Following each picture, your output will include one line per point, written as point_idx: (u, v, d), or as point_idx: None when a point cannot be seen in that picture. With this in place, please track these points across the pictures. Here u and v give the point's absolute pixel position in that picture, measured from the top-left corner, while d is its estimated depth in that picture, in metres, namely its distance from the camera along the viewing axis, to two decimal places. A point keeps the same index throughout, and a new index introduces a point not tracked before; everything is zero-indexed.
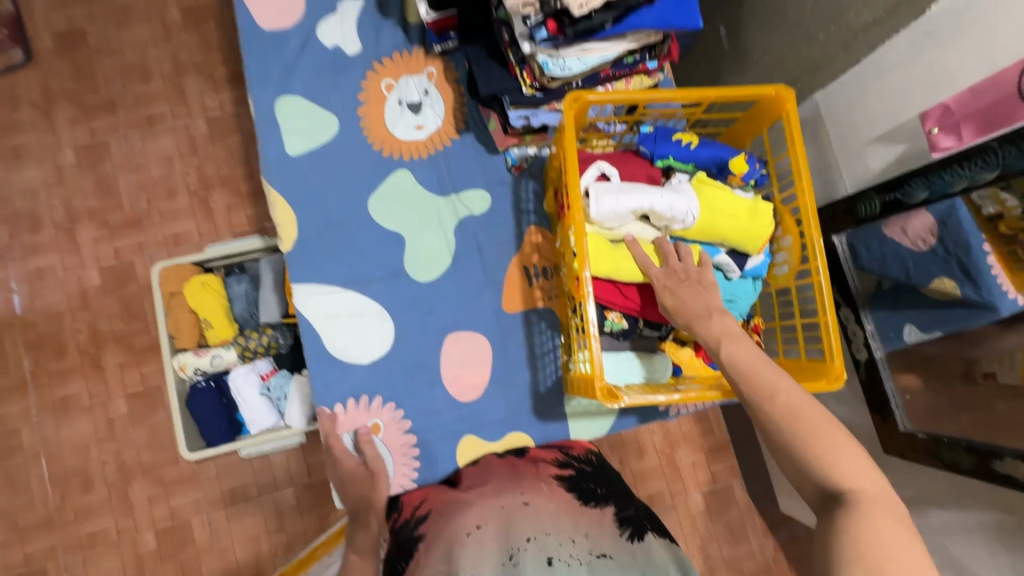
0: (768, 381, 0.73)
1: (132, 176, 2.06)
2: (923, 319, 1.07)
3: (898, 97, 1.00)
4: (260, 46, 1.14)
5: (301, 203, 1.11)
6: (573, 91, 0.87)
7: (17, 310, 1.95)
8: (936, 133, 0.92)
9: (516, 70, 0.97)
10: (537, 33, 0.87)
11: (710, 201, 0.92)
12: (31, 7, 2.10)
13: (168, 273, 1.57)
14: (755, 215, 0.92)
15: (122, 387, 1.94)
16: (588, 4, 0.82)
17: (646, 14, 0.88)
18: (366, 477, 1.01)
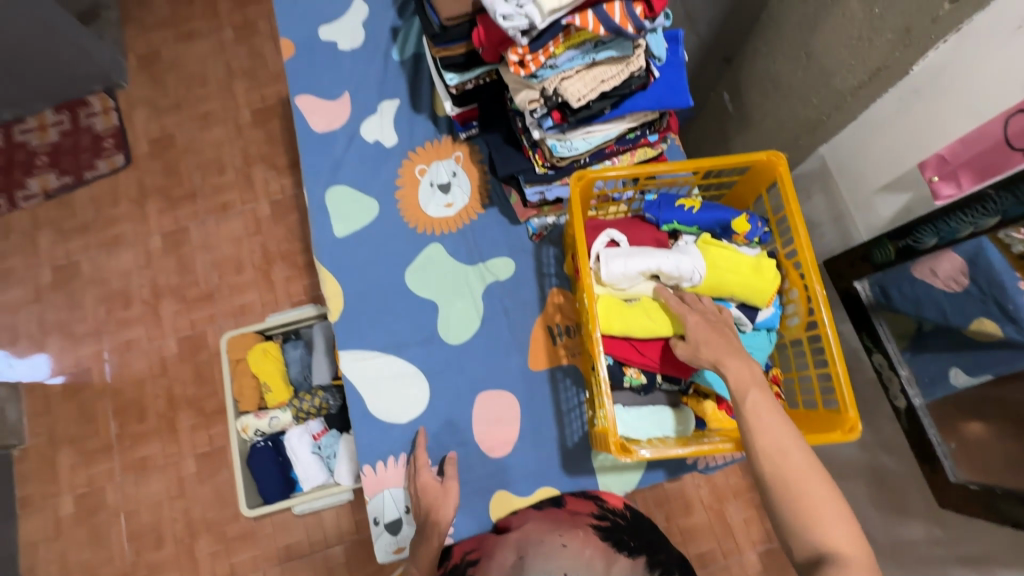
0: (778, 441, 0.78)
1: (207, 256, 2.33)
2: (970, 363, 1.02)
3: (899, 148, 1.03)
4: (314, 145, 1.34)
5: (347, 278, 1.25)
6: (577, 170, 0.97)
7: (108, 378, 2.21)
8: (936, 181, 0.96)
9: (529, 152, 1.09)
10: (544, 122, 0.99)
11: (717, 259, 0.98)
12: (133, 120, 2.51)
13: (235, 341, 1.76)
14: (761, 270, 0.97)
15: (192, 447, 2.12)
16: (585, 97, 0.93)
17: (640, 98, 0.98)
18: (441, 493, 1.07)
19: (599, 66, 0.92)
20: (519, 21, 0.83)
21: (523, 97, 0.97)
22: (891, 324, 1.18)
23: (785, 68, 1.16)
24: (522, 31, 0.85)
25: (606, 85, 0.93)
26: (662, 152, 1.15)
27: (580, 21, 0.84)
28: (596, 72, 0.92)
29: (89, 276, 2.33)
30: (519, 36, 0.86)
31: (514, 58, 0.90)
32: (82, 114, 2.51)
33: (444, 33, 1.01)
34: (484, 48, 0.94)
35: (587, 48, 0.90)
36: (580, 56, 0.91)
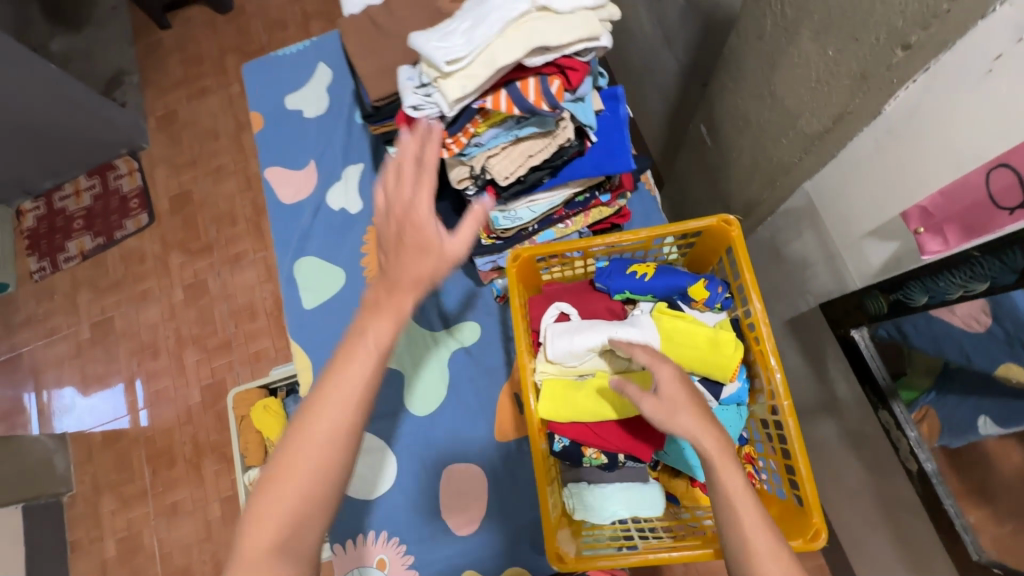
0: (762, 543, 0.65)
1: (224, 304, 2.44)
2: (1003, 413, 0.90)
3: (880, 193, 0.91)
4: (283, 217, 1.36)
5: (316, 351, 1.26)
6: (513, 248, 0.94)
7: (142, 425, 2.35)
8: (923, 234, 0.83)
9: (475, 221, 1.05)
10: (480, 197, 0.96)
11: (671, 331, 0.90)
12: (155, 179, 2.66)
13: (240, 397, 1.83)
14: (721, 342, 0.87)
15: (217, 491, 2.22)
16: (514, 174, 0.89)
17: (578, 165, 0.93)
18: (427, 252, 0.74)
19: (525, 141, 0.87)
20: (429, 109, 0.81)
21: (456, 175, 0.93)
22: (912, 363, 1.05)
23: (751, 107, 1.06)
24: (435, 118, 0.82)
25: (534, 160, 0.88)
26: (621, 208, 1.08)
27: (491, 104, 0.80)
28: (524, 147, 0.87)
29: (122, 330, 2.49)
30: (434, 122, 0.83)
31: (434, 142, 0.85)
32: (111, 177, 2.69)
33: (377, 113, 0.99)
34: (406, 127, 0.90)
35: (509, 124, 0.85)
36: (503, 133, 0.86)
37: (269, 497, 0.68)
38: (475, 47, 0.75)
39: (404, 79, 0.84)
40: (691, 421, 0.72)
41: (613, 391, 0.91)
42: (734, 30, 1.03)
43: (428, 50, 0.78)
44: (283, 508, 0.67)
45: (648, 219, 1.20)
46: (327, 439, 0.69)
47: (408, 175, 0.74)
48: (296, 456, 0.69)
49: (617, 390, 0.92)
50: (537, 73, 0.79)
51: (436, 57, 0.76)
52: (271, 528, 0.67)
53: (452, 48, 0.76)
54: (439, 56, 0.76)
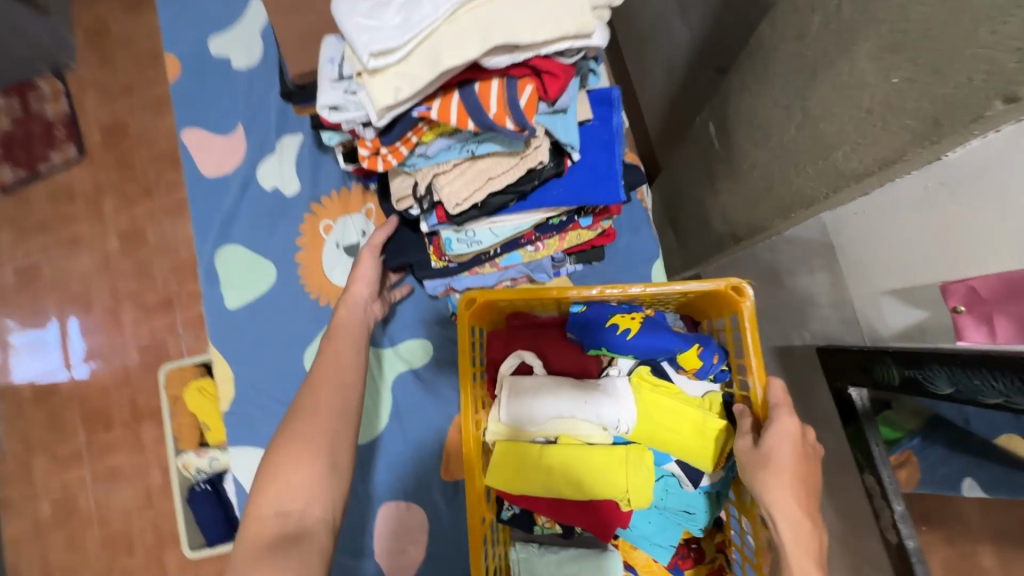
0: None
1: (165, 255, 2.11)
2: (993, 478, 0.81)
3: (918, 252, 0.74)
4: (204, 194, 1.14)
5: (238, 360, 1.09)
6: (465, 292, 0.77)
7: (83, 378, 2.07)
8: (962, 313, 0.69)
9: (426, 239, 0.85)
10: (428, 219, 0.75)
11: (653, 411, 0.74)
12: (83, 102, 2.17)
13: (171, 375, 1.67)
14: (711, 431, 0.73)
15: (159, 459, 2.02)
16: (468, 199, 0.68)
17: (552, 190, 0.73)
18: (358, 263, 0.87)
19: (484, 159, 0.67)
20: (352, 112, 0.60)
21: (396, 189, 0.73)
22: (898, 413, 0.89)
23: (774, 119, 0.86)
24: (362, 123, 0.62)
25: (494, 184, 0.67)
26: (605, 229, 0.90)
27: (437, 113, 0.59)
28: (483, 166, 0.67)
29: (50, 278, 2.13)
30: (361, 127, 0.62)
31: (363, 152, 0.65)
32: (32, 100, 2.18)
33: (301, 91, 0.76)
34: None
35: (464, 136, 0.65)
36: (456, 147, 0.66)
37: (266, 492, 0.65)
38: (412, 34, 0.53)
39: (324, 65, 0.62)
40: (781, 500, 0.63)
41: (577, 468, 0.75)
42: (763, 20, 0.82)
43: (349, 28, 0.55)
44: (284, 495, 0.65)
45: (637, 237, 1.02)
46: (324, 419, 0.70)
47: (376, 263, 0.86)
48: (292, 442, 0.68)
49: (584, 467, 0.75)
50: (503, 74, 0.58)
51: (357, 42, 0.53)
52: (275, 519, 0.64)
53: (379, 30, 0.54)
54: (362, 42, 0.53)
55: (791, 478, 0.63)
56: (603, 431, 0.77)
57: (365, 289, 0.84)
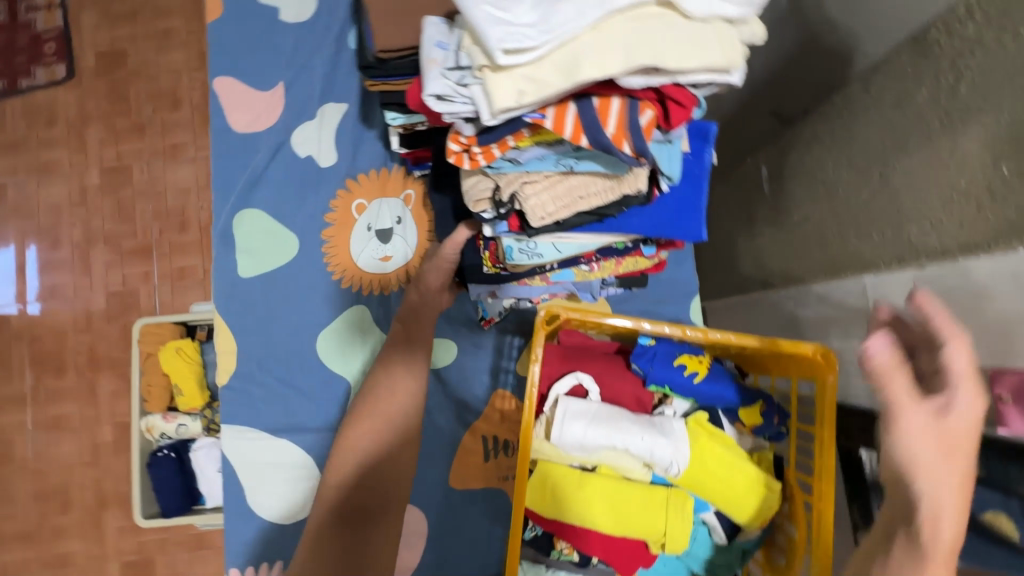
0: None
1: (148, 195, 1.78)
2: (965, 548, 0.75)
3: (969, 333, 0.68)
4: (230, 149, 1.06)
5: (245, 333, 1.02)
6: (543, 308, 0.74)
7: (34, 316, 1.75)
8: (1006, 403, 0.64)
9: (481, 243, 0.80)
10: (497, 226, 0.70)
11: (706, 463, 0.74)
12: (81, 19, 1.82)
13: (147, 331, 1.53)
14: (758, 489, 0.74)
15: (112, 414, 1.72)
16: (553, 216, 0.65)
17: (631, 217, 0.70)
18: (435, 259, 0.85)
19: (577, 177, 0.63)
20: (460, 105, 0.55)
21: (472, 192, 0.67)
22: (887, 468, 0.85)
23: (844, 178, 0.86)
24: (465, 117, 0.57)
25: (584, 203, 0.65)
26: (660, 259, 0.88)
27: (552, 122, 0.55)
28: (575, 185, 0.64)
29: (15, 204, 1.78)
30: (462, 121, 0.57)
31: (456, 148, 0.60)
32: (23, 8, 1.83)
33: (381, 66, 0.69)
34: (414, 105, 0.63)
35: (563, 150, 0.61)
36: (552, 160, 0.62)
37: (338, 463, 0.78)
38: (552, 35, 0.49)
39: (429, 47, 0.57)
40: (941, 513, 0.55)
41: (615, 500, 0.77)
42: (850, 82, 0.83)
43: (476, 14, 0.50)
44: (353, 469, 0.77)
45: (681, 268, 1.01)
46: (398, 406, 0.81)
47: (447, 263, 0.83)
48: (367, 424, 0.79)
49: (622, 504, 0.77)
50: (627, 94, 0.55)
51: (489, 35, 0.49)
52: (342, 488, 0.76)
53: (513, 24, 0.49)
54: (496, 36, 0.49)
55: (962, 490, 0.55)
56: (644, 470, 0.78)
57: (438, 280, 0.86)
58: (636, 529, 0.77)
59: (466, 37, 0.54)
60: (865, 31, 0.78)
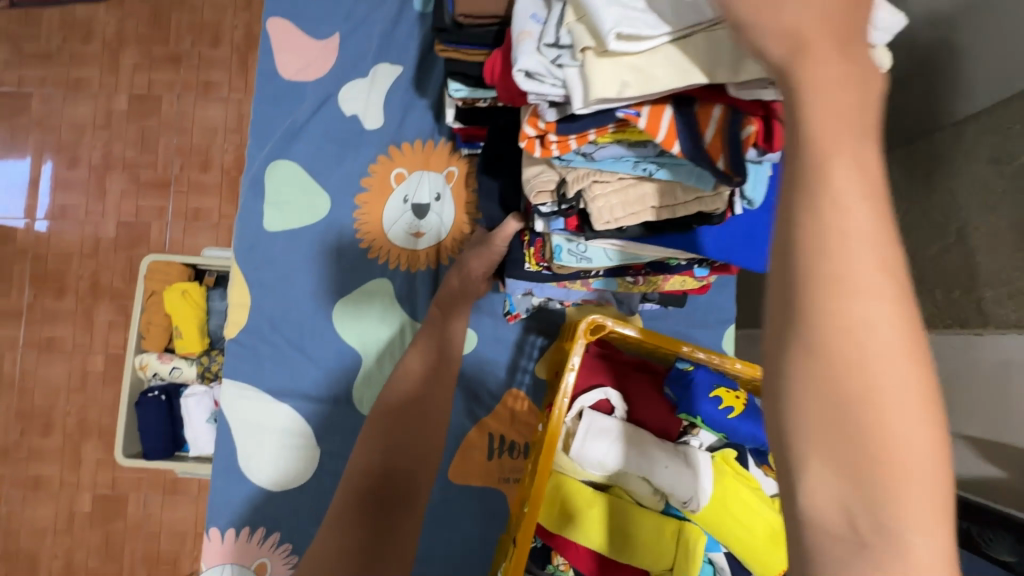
0: (886, 345, 0.27)
1: (174, 127, 1.67)
2: None
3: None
4: (274, 95, 1.01)
5: (261, 288, 0.98)
6: (588, 315, 0.69)
7: (38, 234, 1.65)
8: None
9: (525, 239, 0.76)
10: (552, 223, 0.65)
11: (727, 500, 0.71)
12: None
13: (156, 267, 1.46)
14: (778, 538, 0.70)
15: (106, 345, 1.64)
16: (618, 221, 0.61)
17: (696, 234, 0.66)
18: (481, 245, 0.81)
19: (652, 185, 0.59)
20: (549, 86, 0.50)
21: (533, 182, 0.62)
22: None
23: (913, 227, 0.81)
24: (550, 101, 0.52)
25: (653, 214, 0.61)
26: (707, 282, 0.83)
27: (645, 122, 0.50)
28: (647, 194, 0.59)
29: (37, 116, 1.67)
30: (546, 105, 0.52)
31: (531, 132, 0.55)
32: None
33: (455, 32, 0.66)
34: (493, 82, 0.59)
35: (645, 152, 0.56)
36: (632, 161, 0.57)
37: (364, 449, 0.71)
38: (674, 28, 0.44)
39: (523, 21, 0.52)
40: (833, 80, 0.28)
41: (626, 523, 0.73)
42: (935, 130, 0.78)
43: None
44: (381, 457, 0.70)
45: (722, 294, 0.96)
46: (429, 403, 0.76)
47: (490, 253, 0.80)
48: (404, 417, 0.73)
49: (631, 529, 0.73)
50: (730, 105, 0.51)
51: (603, 15, 0.44)
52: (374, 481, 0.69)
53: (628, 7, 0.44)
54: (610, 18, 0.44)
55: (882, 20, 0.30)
56: (658, 498, 0.75)
57: (480, 268, 0.83)
58: (642, 558, 0.73)
59: (567, 11, 0.48)
60: (962, 79, 0.73)
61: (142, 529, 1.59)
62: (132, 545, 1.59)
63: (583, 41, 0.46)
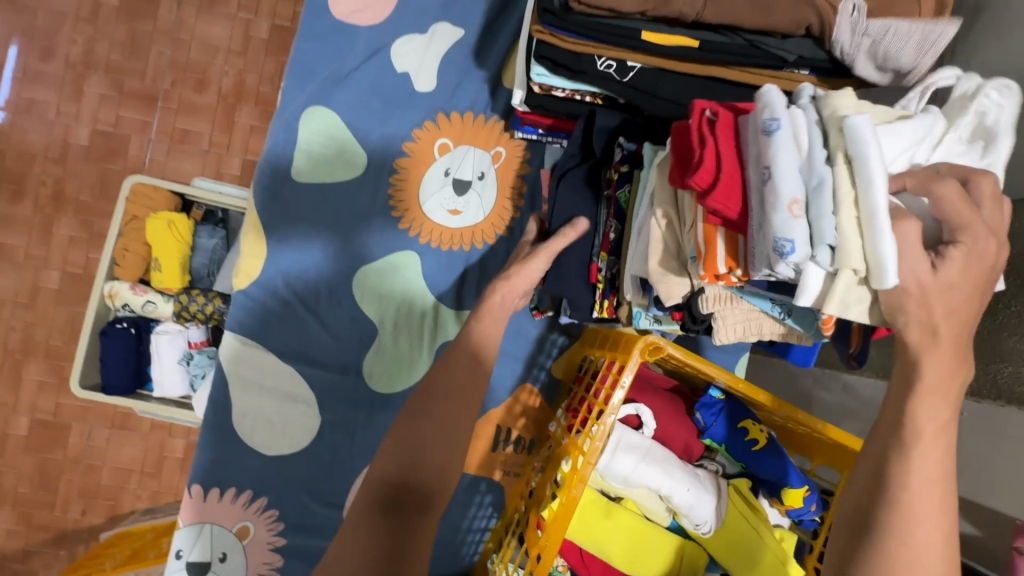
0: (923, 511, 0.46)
1: (171, 36, 1.47)
2: None
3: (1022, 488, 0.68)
4: (320, 34, 0.93)
5: (278, 239, 0.92)
6: (648, 335, 0.68)
7: None
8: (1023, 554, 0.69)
9: (596, 290, 0.78)
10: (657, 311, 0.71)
11: (732, 523, 0.74)
12: None
13: (140, 191, 1.31)
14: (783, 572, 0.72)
15: (62, 262, 1.46)
16: (740, 337, 0.65)
17: (794, 350, 0.76)
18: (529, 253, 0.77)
19: (769, 320, 0.64)
20: (785, 270, 0.47)
21: (670, 293, 0.62)
22: None
23: None
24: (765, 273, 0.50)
25: (767, 335, 0.65)
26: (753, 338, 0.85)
27: None
28: (763, 326, 0.65)
29: None
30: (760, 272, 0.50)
31: (719, 270, 0.54)
32: None
33: (561, 16, 0.66)
34: (699, 186, 0.51)
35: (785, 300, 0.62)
36: (771, 300, 0.62)
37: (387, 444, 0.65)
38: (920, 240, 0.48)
39: (789, 182, 0.46)
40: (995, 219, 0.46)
41: (636, 538, 0.75)
42: None
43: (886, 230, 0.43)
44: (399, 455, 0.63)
45: None
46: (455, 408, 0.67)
47: (541, 261, 0.76)
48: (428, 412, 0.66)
49: (639, 543, 0.75)
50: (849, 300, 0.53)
51: (890, 265, 0.43)
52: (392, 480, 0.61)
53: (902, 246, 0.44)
54: (896, 262, 0.43)
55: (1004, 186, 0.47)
56: (666, 515, 0.78)
57: (523, 285, 0.76)
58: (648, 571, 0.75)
59: (845, 206, 0.44)
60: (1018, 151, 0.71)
61: (82, 462, 1.46)
62: (68, 476, 1.45)
63: (851, 261, 0.44)
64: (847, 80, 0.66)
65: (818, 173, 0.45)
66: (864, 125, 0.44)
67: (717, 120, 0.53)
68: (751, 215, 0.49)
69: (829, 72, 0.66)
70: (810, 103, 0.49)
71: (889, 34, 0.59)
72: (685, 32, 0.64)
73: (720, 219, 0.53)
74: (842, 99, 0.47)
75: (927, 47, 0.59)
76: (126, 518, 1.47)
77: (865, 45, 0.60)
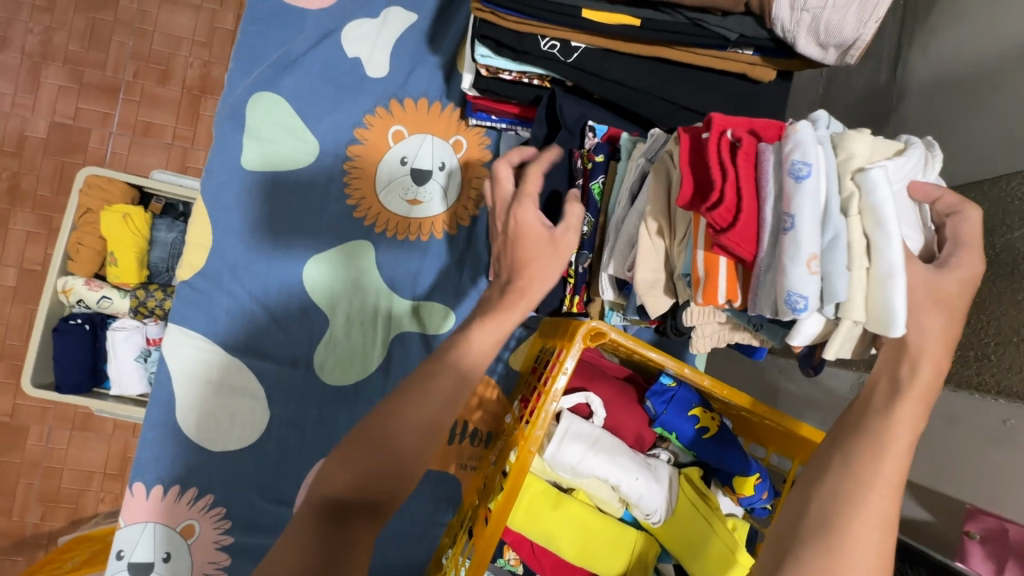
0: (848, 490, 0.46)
1: (131, 25, 1.42)
2: None
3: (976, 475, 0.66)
4: (269, 19, 0.91)
5: (224, 229, 0.89)
6: (590, 320, 0.67)
7: None
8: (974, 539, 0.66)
9: (567, 284, 0.76)
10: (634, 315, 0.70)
11: (681, 512, 0.73)
12: None
13: (93, 183, 1.26)
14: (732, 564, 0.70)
15: (18, 259, 1.41)
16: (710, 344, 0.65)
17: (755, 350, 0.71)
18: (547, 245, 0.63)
19: (744, 333, 0.63)
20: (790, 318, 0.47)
21: (657, 306, 0.61)
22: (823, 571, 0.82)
23: None
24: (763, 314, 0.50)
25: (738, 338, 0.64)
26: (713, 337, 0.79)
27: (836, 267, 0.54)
28: (737, 338, 0.64)
29: None
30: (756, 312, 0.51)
31: (717, 301, 0.51)
32: None
33: None
34: (717, 222, 0.47)
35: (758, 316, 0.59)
36: (750, 317, 0.59)
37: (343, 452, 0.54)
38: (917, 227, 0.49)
39: (812, 232, 0.44)
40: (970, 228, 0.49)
41: (586, 531, 0.73)
42: None
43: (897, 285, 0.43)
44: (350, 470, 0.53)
45: None
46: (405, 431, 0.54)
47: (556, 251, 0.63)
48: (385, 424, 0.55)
49: (588, 535, 0.74)
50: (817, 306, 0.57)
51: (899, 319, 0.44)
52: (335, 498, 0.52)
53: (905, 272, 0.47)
54: (905, 316, 0.44)
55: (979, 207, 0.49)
56: (618, 505, 0.76)
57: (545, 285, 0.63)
58: (595, 561, 0.74)
59: (858, 261, 0.44)
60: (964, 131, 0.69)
61: (41, 465, 1.41)
62: (26, 479, 1.40)
63: (854, 314, 0.45)
64: (792, 61, 0.66)
65: (834, 227, 0.44)
66: (881, 181, 0.44)
67: (739, 146, 0.48)
68: (762, 256, 0.47)
69: (773, 52, 0.65)
70: (827, 137, 0.47)
71: (828, 5, 0.56)
72: (625, 9, 0.63)
73: (722, 253, 0.50)
74: (857, 142, 0.46)
75: (867, 17, 0.57)
76: (86, 522, 1.42)
77: (805, 16, 0.58)
